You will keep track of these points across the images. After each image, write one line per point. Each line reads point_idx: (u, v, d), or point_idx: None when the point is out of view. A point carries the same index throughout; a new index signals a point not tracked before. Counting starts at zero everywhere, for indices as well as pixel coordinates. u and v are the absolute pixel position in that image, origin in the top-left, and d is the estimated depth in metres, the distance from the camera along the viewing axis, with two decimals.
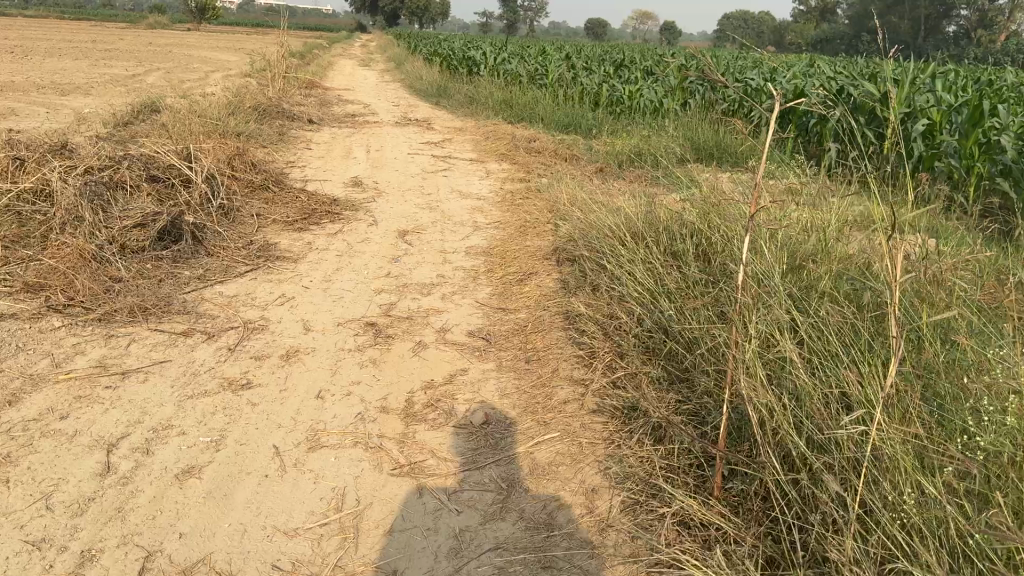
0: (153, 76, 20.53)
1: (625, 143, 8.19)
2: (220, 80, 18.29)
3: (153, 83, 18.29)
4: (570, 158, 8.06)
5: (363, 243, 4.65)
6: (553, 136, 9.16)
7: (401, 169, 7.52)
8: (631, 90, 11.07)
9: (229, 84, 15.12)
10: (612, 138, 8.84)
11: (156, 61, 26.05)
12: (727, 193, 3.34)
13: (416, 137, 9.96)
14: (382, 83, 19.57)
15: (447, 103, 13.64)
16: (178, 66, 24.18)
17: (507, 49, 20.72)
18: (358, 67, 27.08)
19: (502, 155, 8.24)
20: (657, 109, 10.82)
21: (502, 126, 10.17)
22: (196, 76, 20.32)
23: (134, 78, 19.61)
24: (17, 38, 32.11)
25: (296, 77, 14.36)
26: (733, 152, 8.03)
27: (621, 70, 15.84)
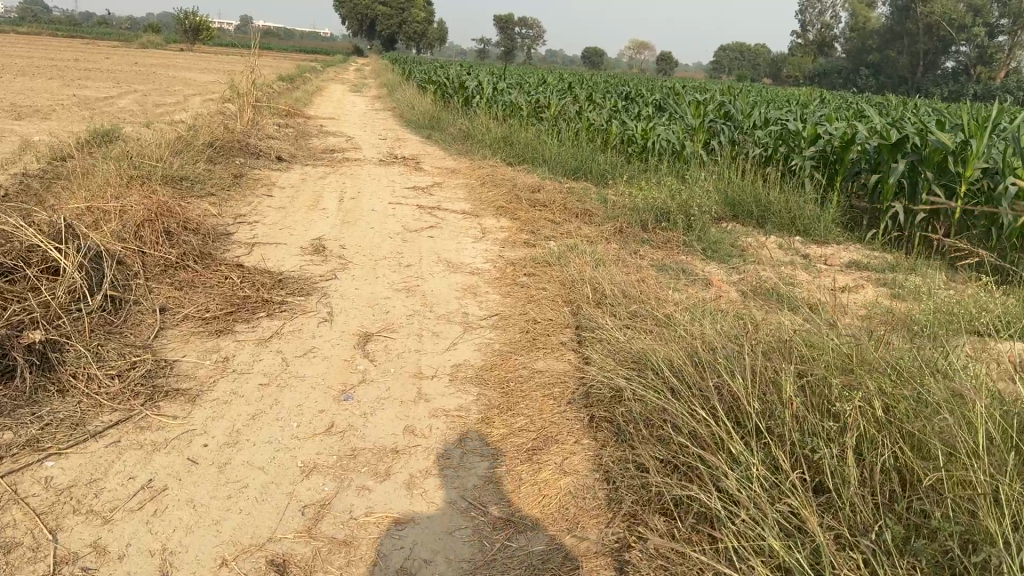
0: (127, 100, 19.22)
1: (646, 197, 6.91)
2: (196, 106, 16.97)
3: (125, 107, 17.06)
4: (581, 211, 6.76)
5: (304, 356, 3.29)
6: (560, 184, 7.87)
7: (379, 224, 6.21)
8: (645, 128, 9.80)
9: (202, 111, 13.86)
10: (630, 189, 7.57)
11: (137, 82, 24.89)
12: (893, 374, 2.02)
13: (402, 180, 8.66)
14: (372, 112, 18.41)
15: (440, 137, 12.35)
16: (159, 89, 23.00)
17: (506, 78, 19.49)
18: (348, 93, 25.96)
19: (500, 207, 6.94)
20: (676, 151, 9.56)
21: (500, 169, 8.87)
22: (174, 101, 19.11)
23: (106, 101, 18.37)
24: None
25: (274, 107, 13.11)
26: (774, 210, 6.75)
27: (628, 105, 14.57)
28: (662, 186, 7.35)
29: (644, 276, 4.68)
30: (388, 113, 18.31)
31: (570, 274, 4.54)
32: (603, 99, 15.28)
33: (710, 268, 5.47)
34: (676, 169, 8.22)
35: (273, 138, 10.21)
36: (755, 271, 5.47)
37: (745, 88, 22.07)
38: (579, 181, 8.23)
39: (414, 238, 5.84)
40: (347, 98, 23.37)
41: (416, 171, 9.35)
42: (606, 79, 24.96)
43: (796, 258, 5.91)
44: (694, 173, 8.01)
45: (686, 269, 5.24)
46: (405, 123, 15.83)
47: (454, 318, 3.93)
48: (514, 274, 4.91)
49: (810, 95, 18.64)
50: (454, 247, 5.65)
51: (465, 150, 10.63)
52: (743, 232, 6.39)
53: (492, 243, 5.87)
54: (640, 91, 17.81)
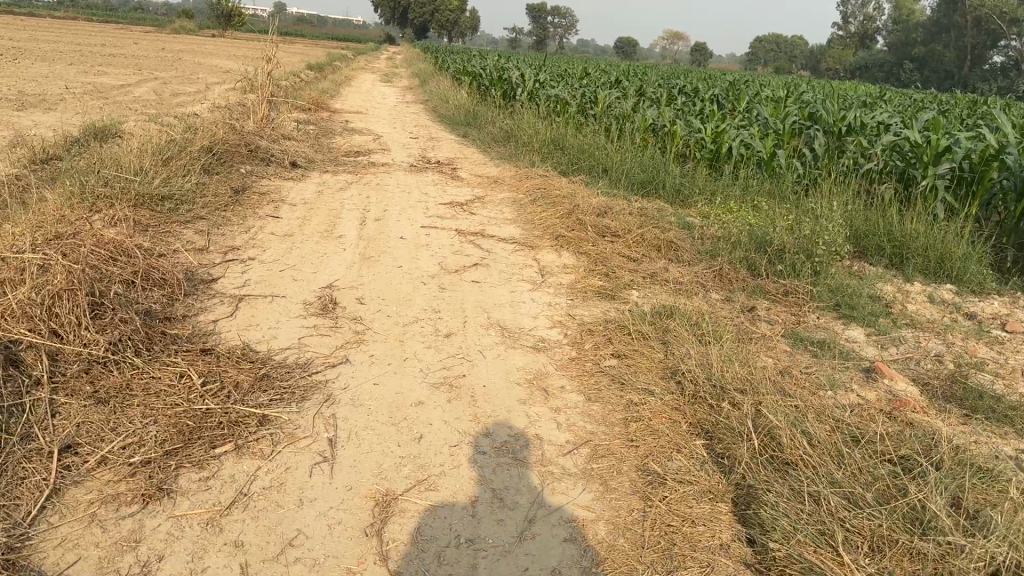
0: (142, 88, 18.02)
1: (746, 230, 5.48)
2: (212, 97, 15.71)
3: (139, 96, 15.90)
4: (665, 243, 5.33)
5: (281, 562, 1.92)
6: (629, 203, 6.48)
7: (410, 261, 4.84)
8: (722, 134, 8.36)
9: (217, 104, 12.63)
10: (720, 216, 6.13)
11: (158, 70, 23.88)
12: None
13: (437, 193, 7.29)
14: (402, 105, 17.14)
15: (479, 138, 10.96)
16: (180, 77, 21.90)
17: (546, 70, 18.02)
18: (377, 83, 24.73)
19: (560, 236, 5.54)
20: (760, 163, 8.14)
21: (555, 181, 7.46)
22: (192, 91, 17.95)
23: (122, 89, 17.23)
24: (17, 42, 29.83)
25: (294, 103, 11.84)
26: (912, 250, 5.31)
27: (687, 101, 13.13)
28: (762, 212, 5.92)
29: (787, 370, 3.27)
30: (420, 106, 16.92)
31: (685, 365, 3.13)
32: (658, 96, 13.76)
33: (856, 345, 4.05)
34: (769, 188, 6.83)
35: (289, 137, 8.88)
36: (918, 349, 4.04)
37: (798, 83, 20.58)
38: (651, 200, 6.81)
39: (456, 283, 4.46)
40: (376, 89, 22.04)
41: (453, 180, 7.97)
42: (648, 71, 23.56)
43: (960, 323, 4.46)
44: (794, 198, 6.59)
45: (830, 347, 3.82)
46: (437, 119, 14.43)
47: (524, 453, 2.53)
48: (597, 351, 3.51)
49: (874, 93, 17.15)
50: (508, 299, 4.26)
51: (509, 155, 9.22)
52: (878, 283, 4.97)
53: (559, 293, 4.47)
54: (692, 85, 16.37)
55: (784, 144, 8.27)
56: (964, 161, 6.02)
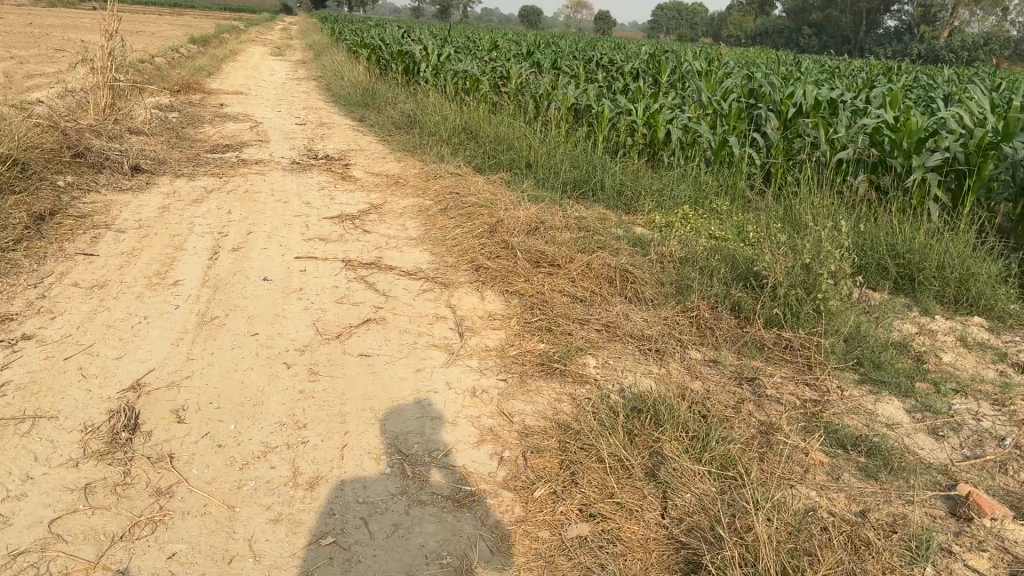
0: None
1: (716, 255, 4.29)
2: (69, 79, 13.73)
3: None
4: (617, 274, 4.09)
5: None
6: (561, 211, 5.22)
7: (272, 322, 3.44)
8: (662, 119, 7.18)
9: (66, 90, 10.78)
10: (676, 232, 4.94)
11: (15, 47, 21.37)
12: None
13: (323, 201, 5.85)
14: (292, 82, 15.47)
15: (377, 123, 9.48)
16: (38, 54, 19.57)
17: (451, 42, 16.47)
18: (266, 56, 22.75)
19: (480, 267, 4.23)
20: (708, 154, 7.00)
21: (466, 183, 6.13)
22: (49, 71, 15.85)
23: None
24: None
25: (157, 89, 10.13)
26: (921, 271, 4.22)
27: (608, 75, 11.96)
28: (730, 229, 4.77)
29: (858, 535, 2.07)
30: (312, 84, 15.20)
31: (706, 562, 1.88)
32: (576, 71, 12.46)
33: (903, 434, 2.89)
34: (729, 192, 5.69)
35: (138, 132, 7.25)
36: (990, 437, 2.89)
37: (711, 51, 19.79)
38: (588, 206, 5.55)
39: (336, 361, 3.09)
40: (265, 64, 20.04)
41: (344, 182, 6.53)
42: (556, 40, 22.43)
43: (1018, 380, 3.36)
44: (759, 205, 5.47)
45: (882, 453, 2.64)
46: (331, 99, 12.82)
47: None
48: (554, 498, 2.22)
49: (793, 62, 16.41)
50: (412, 387, 2.92)
51: (413, 145, 7.81)
52: (894, 320, 3.85)
53: (485, 365, 3.16)
54: (609, 56, 15.24)
55: (733, 131, 7.16)
56: (959, 152, 4.99)
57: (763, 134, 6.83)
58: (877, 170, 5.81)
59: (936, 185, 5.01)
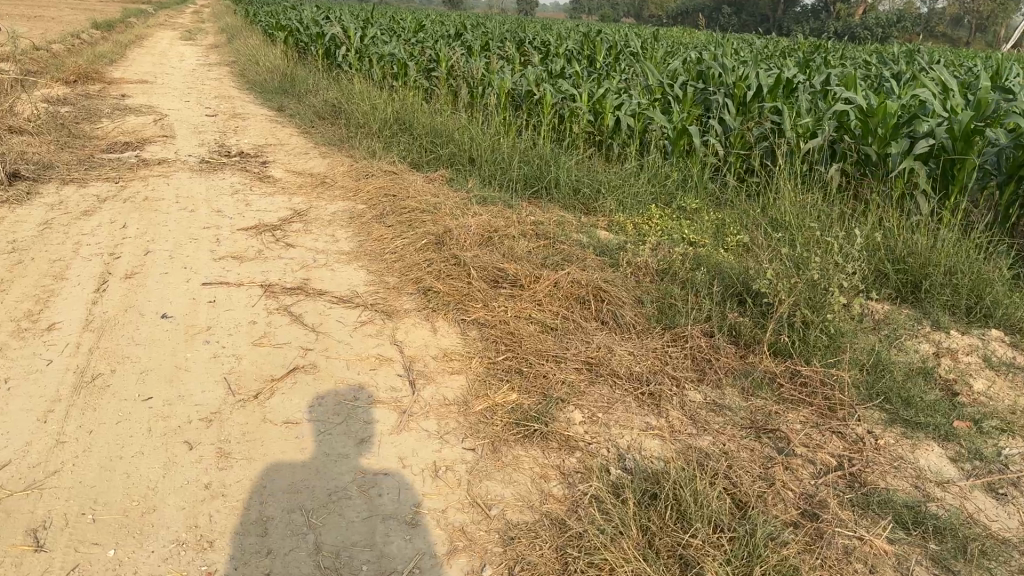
0: None
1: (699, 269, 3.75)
2: None
3: None
4: (590, 294, 3.50)
5: None
6: (513, 216, 4.61)
7: (170, 380, 2.75)
8: (612, 108, 6.63)
9: None
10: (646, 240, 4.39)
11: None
12: None
13: (236, 209, 5.10)
14: (203, 69, 14.42)
15: (297, 114, 8.68)
16: None
17: (374, 24, 15.61)
18: (175, 41, 21.41)
19: (427, 291, 3.59)
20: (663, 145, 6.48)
21: (402, 184, 5.46)
22: None
23: None
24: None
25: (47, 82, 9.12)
26: (923, 277, 3.77)
27: (544, 58, 11.35)
28: (705, 236, 4.25)
29: None
30: (224, 71, 14.18)
31: None
32: (509, 55, 11.82)
33: (961, 497, 2.37)
34: (694, 187, 5.18)
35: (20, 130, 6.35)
36: None
37: (642, 32, 19.38)
38: (541, 209, 4.95)
39: (254, 435, 2.43)
40: (174, 49, 18.78)
41: (261, 184, 5.78)
42: (483, 20, 21.69)
43: None
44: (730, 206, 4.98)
45: (953, 533, 2.10)
46: (247, 86, 11.90)
47: None
48: None
49: (728, 41, 16.09)
50: (352, 467, 2.28)
51: (338, 139, 7.08)
52: (907, 340, 3.36)
53: (445, 427, 2.52)
54: (541, 38, 14.63)
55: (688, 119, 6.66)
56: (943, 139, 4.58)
57: (720, 121, 6.35)
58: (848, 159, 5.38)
59: (919, 176, 4.60)
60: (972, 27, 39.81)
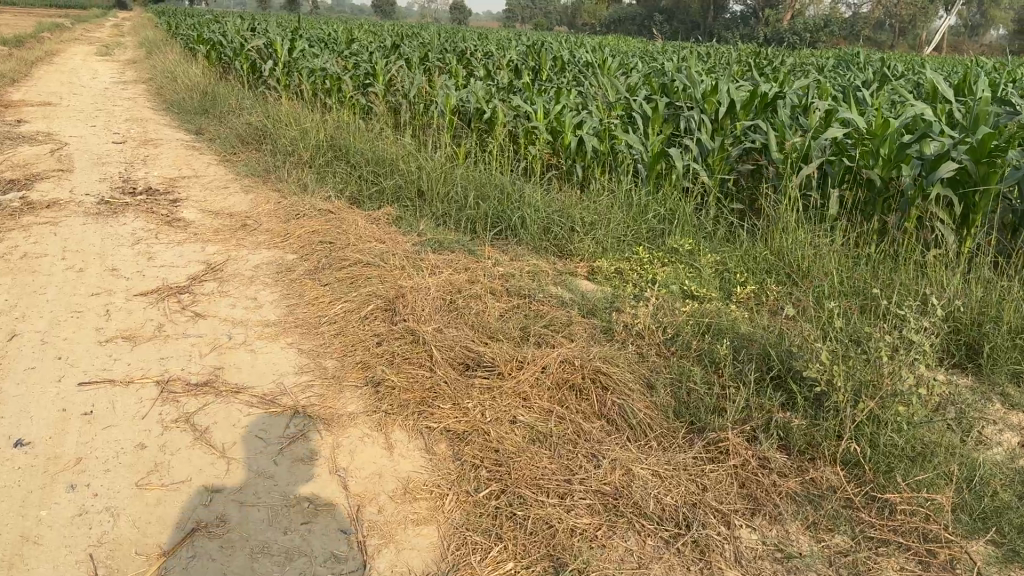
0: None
1: (716, 340, 3.04)
2: None
3: None
4: (587, 382, 2.75)
5: None
6: (475, 268, 3.85)
7: (9, 564, 1.93)
8: (573, 129, 5.97)
9: None
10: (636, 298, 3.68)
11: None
12: None
13: (136, 265, 4.23)
14: (118, 88, 13.34)
15: (219, 139, 7.77)
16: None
17: (304, 36, 14.67)
18: (91, 57, 20.15)
19: (377, 383, 2.79)
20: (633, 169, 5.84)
21: (339, 226, 4.64)
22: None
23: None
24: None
25: None
26: (981, 336, 3.11)
27: (490, 70, 10.63)
28: (708, 291, 3.55)
29: None
30: (141, 90, 13.09)
31: None
32: (452, 69, 11.05)
33: None
34: (680, 220, 4.49)
35: None
36: None
37: (583, 39, 18.87)
38: (506, 255, 4.19)
39: None
40: (88, 66, 17.52)
41: (170, 229, 4.90)
42: (419, 30, 20.94)
43: None
44: (723, 244, 4.31)
45: None
46: (165, 105, 10.91)
47: None
48: None
49: (675, 49, 15.63)
50: None
51: (264, 168, 6.21)
52: (986, 425, 2.67)
53: None
54: (484, 49, 13.91)
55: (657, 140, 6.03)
56: (963, 160, 3.97)
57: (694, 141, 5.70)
58: (845, 183, 4.77)
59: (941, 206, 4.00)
60: (900, 30, 40.53)
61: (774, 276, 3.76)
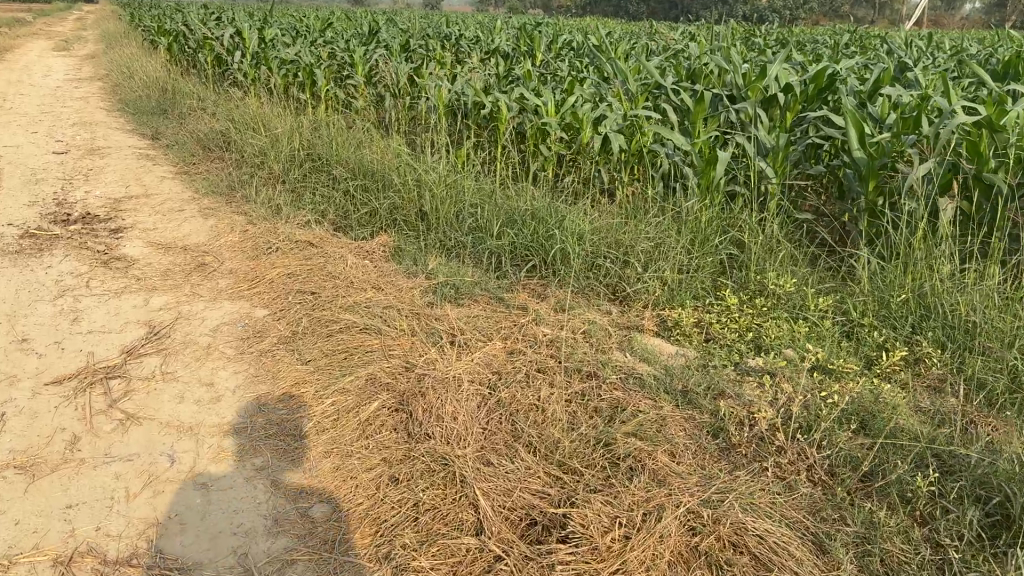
0: None
1: (892, 460, 2.06)
2: None
3: None
4: (728, 548, 1.75)
5: None
6: (512, 332, 2.87)
7: None
8: (597, 128, 5.02)
9: None
10: (736, 372, 2.69)
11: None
12: None
13: (56, 331, 3.18)
14: (69, 85, 12.16)
15: (177, 146, 6.68)
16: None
17: (274, 23, 13.54)
18: (44, 52, 18.86)
19: (398, 560, 1.79)
20: (670, 175, 4.90)
21: (325, 264, 3.62)
22: None
23: None
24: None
25: None
26: None
27: (480, 59, 9.66)
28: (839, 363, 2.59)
29: None
30: (95, 87, 11.85)
31: None
32: (438, 57, 10.00)
33: None
34: (761, 243, 3.50)
35: None
36: None
37: (566, 21, 17.91)
38: (547, 304, 3.19)
39: None
40: (39, 62, 16.14)
41: (108, 272, 3.84)
42: (391, 15, 19.90)
43: None
44: (825, 279, 3.33)
45: None
46: (119, 104, 9.77)
47: None
48: None
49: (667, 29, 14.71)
50: None
51: (229, 183, 5.16)
52: None
53: None
54: (468, 34, 12.89)
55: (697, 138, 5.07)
56: None
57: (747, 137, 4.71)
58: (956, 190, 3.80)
59: None
60: (885, 4, 39.81)
61: (919, 333, 2.79)
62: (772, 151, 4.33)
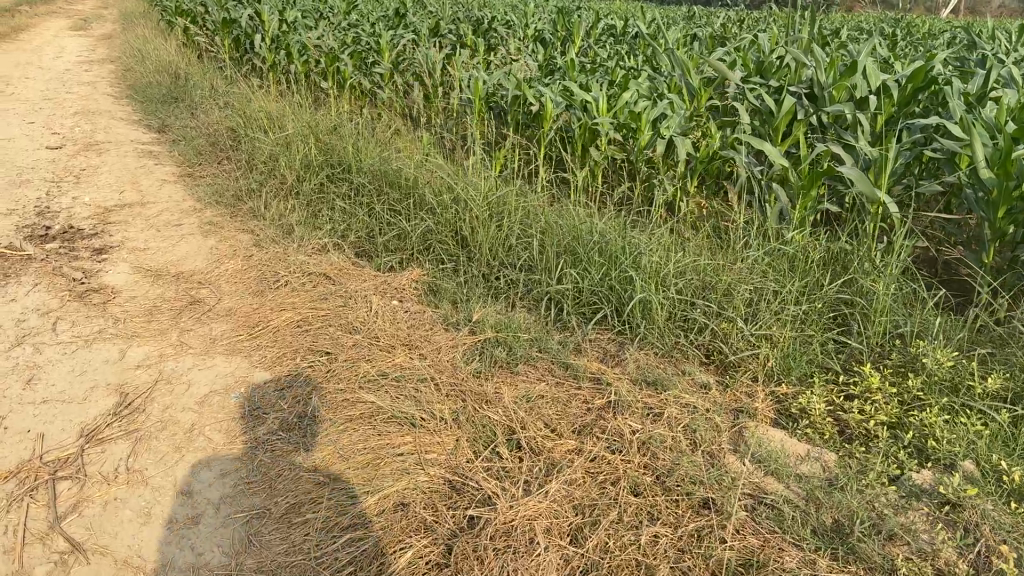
0: None
1: None
2: None
3: None
4: None
5: None
6: (591, 421, 2.17)
7: None
8: (660, 131, 4.28)
9: None
10: (903, 495, 1.97)
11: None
12: None
13: (1, 397, 2.50)
14: (78, 67, 11.53)
15: (183, 142, 6.00)
16: None
17: (295, 4, 12.84)
18: (60, 31, 18.29)
19: None
20: (748, 189, 4.17)
21: (344, 311, 2.93)
22: None
23: None
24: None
25: None
26: None
27: (515, 45, 8.93)
28: None
29: None
30: (105, 70, 11.21)
31: None
32: (471, 44, 9.27)
33: None
34: (895, 290, 2.76)
35: None
36: None
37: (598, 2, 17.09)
38: (626, 375, 2.47)
39: None
40: (55, 42, 15.56)
41: (82, 309, 3.17)
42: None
43: None
44: (981, 346, 2.61)
45: None
46: (128, 90, 9.12)
47: None
48: None
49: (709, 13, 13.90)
50: None
51: (236, 195, 4.48)
52: None
53: None
54: (500, 16, 12.14)
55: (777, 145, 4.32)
56: None
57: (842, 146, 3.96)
58: None
59: None
60: None
61: None
62: (876, 166, 3.58)
